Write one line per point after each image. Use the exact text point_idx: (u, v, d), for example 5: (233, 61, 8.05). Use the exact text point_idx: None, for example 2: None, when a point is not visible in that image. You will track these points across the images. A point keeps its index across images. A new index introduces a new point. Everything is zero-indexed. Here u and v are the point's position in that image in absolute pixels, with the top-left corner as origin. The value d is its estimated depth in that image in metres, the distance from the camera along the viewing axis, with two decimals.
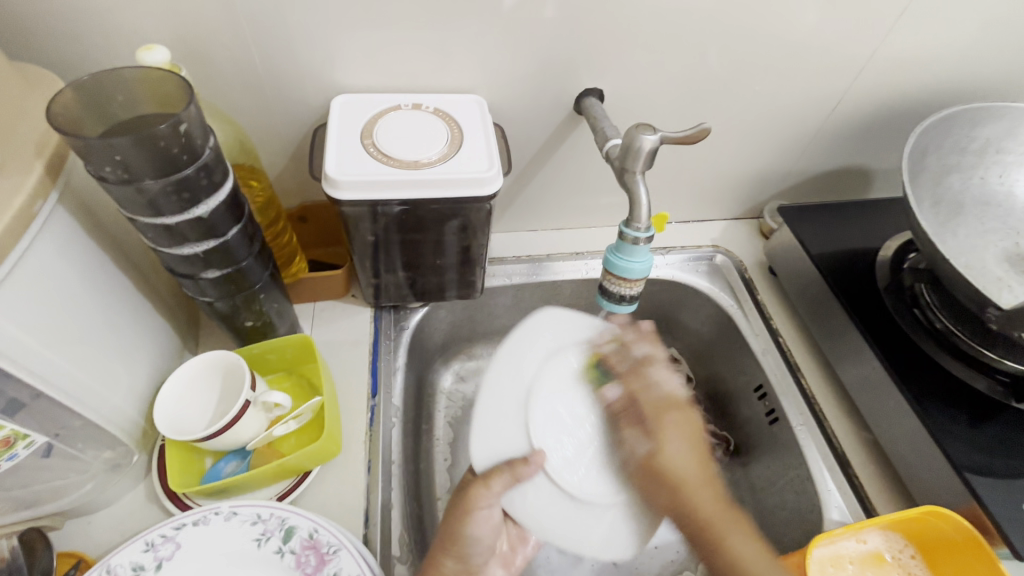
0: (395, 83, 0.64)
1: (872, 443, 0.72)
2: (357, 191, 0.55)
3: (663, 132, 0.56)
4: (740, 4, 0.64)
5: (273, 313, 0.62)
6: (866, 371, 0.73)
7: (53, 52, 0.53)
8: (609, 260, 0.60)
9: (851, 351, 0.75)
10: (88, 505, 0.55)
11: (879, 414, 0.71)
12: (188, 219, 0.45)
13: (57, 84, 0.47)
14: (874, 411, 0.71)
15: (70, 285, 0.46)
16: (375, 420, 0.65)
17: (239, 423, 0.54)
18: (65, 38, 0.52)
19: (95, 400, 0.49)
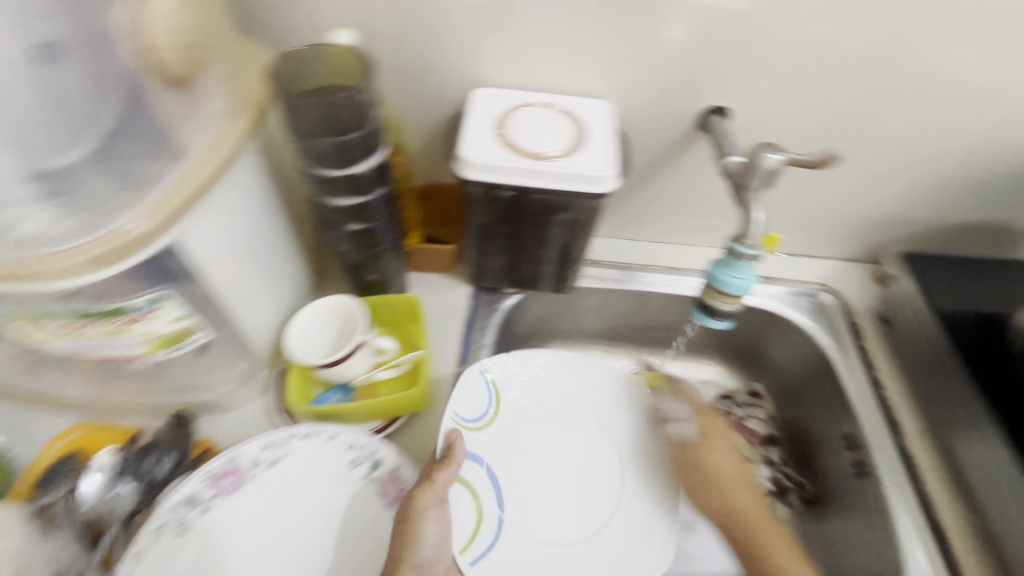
0: (530, 81, 0.69)
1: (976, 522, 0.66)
2: (485, 173, 0.60)
3: (789, 154, 0.56)
4: (893, 36, 0.62)
5: (391, 272, 0.70)
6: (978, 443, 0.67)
7: (260, 28, 0.64)
8: (712, 274, 0.60)
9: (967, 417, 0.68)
10: (221, 406, 0.65)
11: (991, 491, 0.64)
12: (347, 176, 0.53)
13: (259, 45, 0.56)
14: (986, 487, 0.65)
15: (251, 219, 0.56)
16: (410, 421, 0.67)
17: (349, 360, 0.62)
18: (270, 18, 0.63)
19: (245, 316, 0.58)
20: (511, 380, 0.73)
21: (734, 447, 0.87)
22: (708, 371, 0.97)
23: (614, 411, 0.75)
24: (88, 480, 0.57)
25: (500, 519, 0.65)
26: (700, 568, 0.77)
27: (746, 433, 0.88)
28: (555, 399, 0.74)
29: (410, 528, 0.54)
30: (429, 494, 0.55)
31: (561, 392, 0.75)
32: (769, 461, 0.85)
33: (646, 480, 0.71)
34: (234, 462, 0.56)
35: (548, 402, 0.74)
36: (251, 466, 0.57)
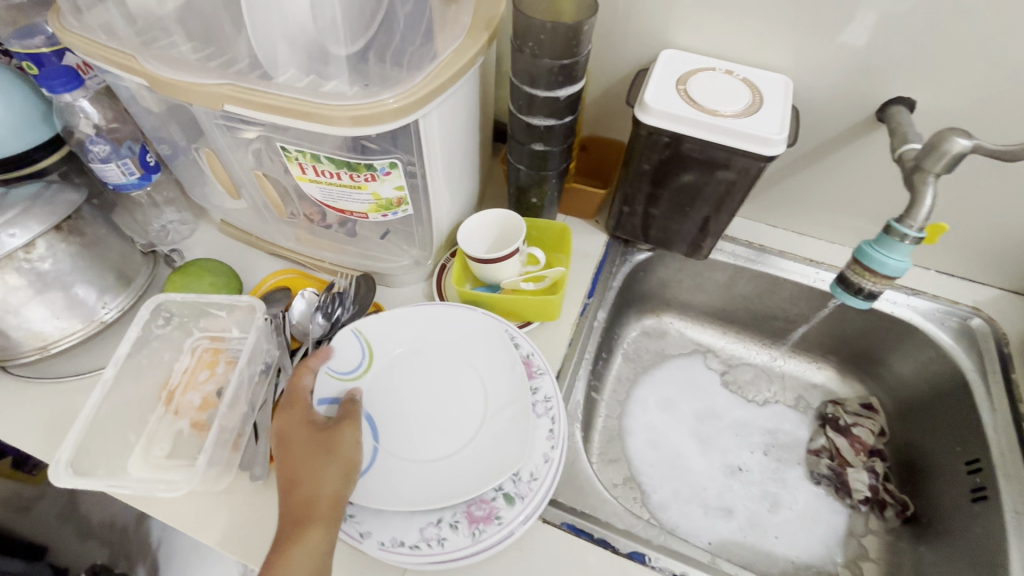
0: (715, 49, 0.74)
1: None
2: (660, 119, 0.66)
3: (980, 143, 0.56)
4: None
5: (550, 200, 0.79)
6: None
7: None
8: (863, 250, 0.62)
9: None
10: (394, 280, 0.79)
11: None
12: (549, 97, 0.63)
13: None
14: None
15: (460, 126, 0.67)
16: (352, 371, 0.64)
17: (505, 261, 0.71)
18: None
19: (435, 207, 0.70)
20: (398, 340, 0.68)
21: (831, 447, 0.87)
22: (820, 374, 0.96)
23: (501, 368, 0.65)
24: (296, 304, 0.73)
25: (375, 451, 0.59)
26: (774, 546, 0.80)
27: (850, 438, 0.87)
28: (424, 349, 0.68)
29: (303, 436, 0.53)
30: (349, 431, 0.54)
31: (465, 351, 0.67)
32: (872, 470, 0.84)
33: (512, 418, 0.60)
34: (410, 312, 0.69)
35: (427, 355, 0.67)
36: (418, 318, 0.69)
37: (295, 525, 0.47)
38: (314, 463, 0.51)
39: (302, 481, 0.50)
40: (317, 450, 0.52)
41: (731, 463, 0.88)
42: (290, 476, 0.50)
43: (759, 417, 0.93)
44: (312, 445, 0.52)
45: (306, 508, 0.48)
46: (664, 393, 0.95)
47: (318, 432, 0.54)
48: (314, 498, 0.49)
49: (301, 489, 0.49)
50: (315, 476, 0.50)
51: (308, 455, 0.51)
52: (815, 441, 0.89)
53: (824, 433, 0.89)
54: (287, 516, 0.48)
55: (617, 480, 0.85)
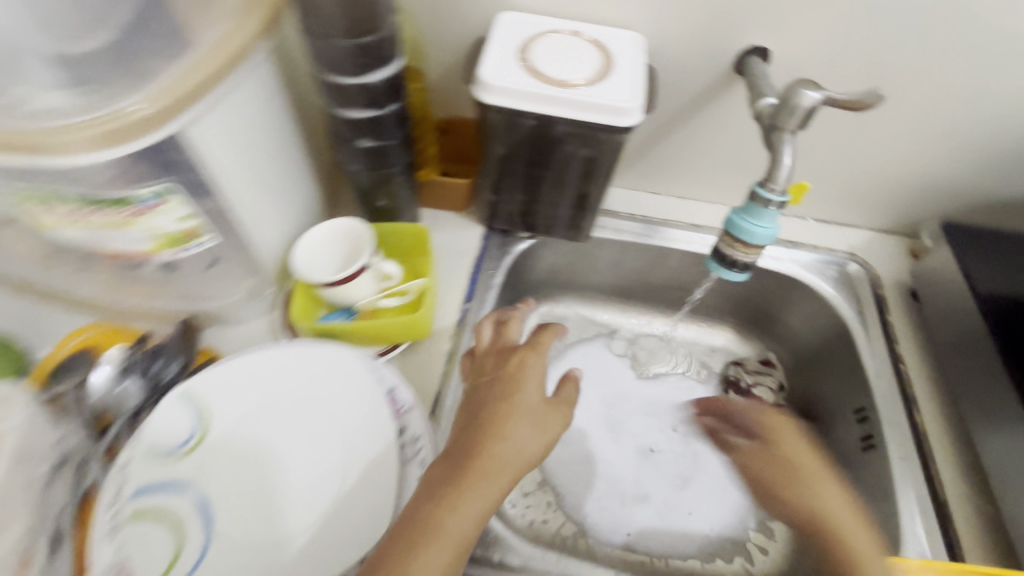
0: (559, 7, 0.66)
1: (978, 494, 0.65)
2: (505, 98, 0.58)
3: (830, 93, 0.51)
4: None
5: (399, 199, 0.68)
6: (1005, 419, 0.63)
7: None
8: (732, 221, 0.58)
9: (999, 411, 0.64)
10: (230, 318, 0.66)
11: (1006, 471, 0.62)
12: (358, 84, 0.51)
13: None
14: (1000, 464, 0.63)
15: (258, 128, 0.54)
16: (184, 446, 0.53)
17: (356, 281, 0.62)
18: None
19: (247, 229, 0.58)
20: (238, 392, 0.56)
21: None
22: (719, 337, 0.95)
23: (362, 413, 0.56)
24: (98, 373, 0.58)
25: (209, 539, 0.50)
26: (688, 523, 0.78)
27: (752, 400, 0.86)
28: (272, 399, 0.56)
29: (522, 383, 0.58)
30: (536, 374, 0.60)
31: (321, 397, 0.57)
32: None
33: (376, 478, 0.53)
34: (243, 360, 0.57)
35: (279, 406, 0.56)
36: (256, 366, 0.57)
37: (505, 466, 0.50)
38: (517, 423, 0.54)
39: (504, 427, 0.53)
40: (524, 412, 0.55)
41: (641, 443, 0.85)
42: (496, 416, 0.54)
43: (666, 391, 0.90)
44: (526, 407, 0.56)
45: (513, 457, 0.51)
46: (570, 382, 0.90)
47: (543, 402, 0.57)
48: (508, 451, 0.51)
49: (507, 436, 0.52)
50: (521, 433, 0.53)
51: (520, 410, 0.55)
52: (721, 407, 0.87)
53: (728, 399, 0.88)
54: (488, 445, 0.51)
55: (528, 489, 0.79)
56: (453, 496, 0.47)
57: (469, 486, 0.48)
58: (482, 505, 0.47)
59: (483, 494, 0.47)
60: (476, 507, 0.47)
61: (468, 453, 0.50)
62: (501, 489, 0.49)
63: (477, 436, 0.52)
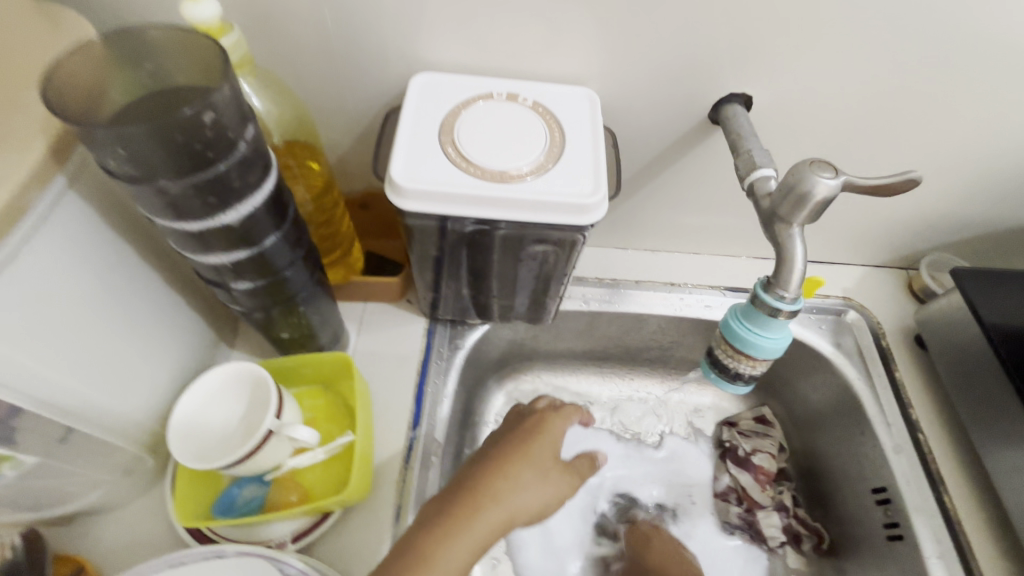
0: (492, 63, 0.52)
1: None
2: (427, 203, 0.44)
3: (845, 175, 0.40)
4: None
5: (314, 324, 0.54)
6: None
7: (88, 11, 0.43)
8: (731, 328, 0.46)
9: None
10: (97, 509, 0.49)
11: None
12: (214, 227, 0.36)
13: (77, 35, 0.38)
14: None
15: (78, 282, 0.38)
16: None
17: (259, 456, 0.46)
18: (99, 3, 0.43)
19: (95, 411, 0.42)
20: None
21: (737, 490, 0.72)
22: (705, 396, 0.81)
23: None
24: None
25: None
26: None
27: (753, 471, 0.73)
28: None
29: (541, 433, 0.51)
30: (557, 429, 0.52)
31: None
32: (781, 506, 0.71)
33: None
34: None
35: None
36: None
37: (494, 519, 0.44)
38: (525, 474, 0.47)
39: (507, 482, 0.46)
40: (535, 467, 0.48)
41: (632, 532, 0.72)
42: (505, 465, 0.47)
43: (656, 469, 0.75)
44: (537, 459, 0.49)
45: (504, 512, 0.45)
46: None
47: (555, 462, 0.50)
48: (500, 512, 0.45)
49: (504, 499, 0.45)
50: (520, 494, 0.46)
51: (531, 466, 0.48)
52: (719, 481, 0.74)
53: (724, 471, 0.74)
54: (482, 493, 0.45)
55: None
56: (432, 539, 0.42)
57: (448, 535, 0.42)
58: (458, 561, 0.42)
59: (461, 551, 0.42)
60: (452, 555, 0.42)
61: (458, 498, 0.44)
62: (477, 549, 0.43)
63: (474, 483, 0.46)
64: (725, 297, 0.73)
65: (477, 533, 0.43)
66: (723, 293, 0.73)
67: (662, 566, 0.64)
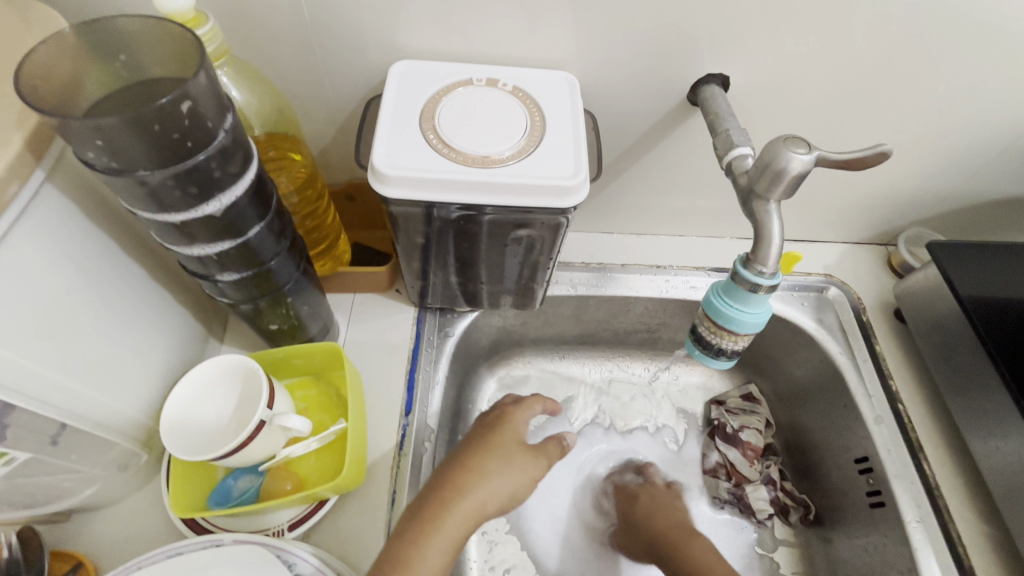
0: (471, 49, 0.52)
1: (1001, 544, 0.59)
2: (410, 190, 0.44)
3: (819, 150, 0.41)
4: None
5: (303, 315, 0.54)
6: (1012, 460, 0.57)
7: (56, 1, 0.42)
8: (713, 306, 0.47)
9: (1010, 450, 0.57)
10: (93, 505, 0.50)
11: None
12: (197, 218, 0.36)
13: (44, 27, 0.37)
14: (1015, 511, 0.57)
15: (62, 278, 0.38)
16: None
17: (252, 446, 0.47)
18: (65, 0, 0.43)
19: (88, 407, 0.42)
20: None
21: (727, 467, 0.73)
22: (694, 375, 0.82)
23: None
24: None
25: None
26: None
27: (742, 447, 0.74)
28: None
29: (503, 425, 0.55)
30: (516, 419, 0.56)
31: None
32: (768, 480, 0.73)
33: None
34: None
35: None
36: None
37: (466, 508, 0.47)
38: (489, 464, 0.50)
39: (472, 474, 0.49)
40: (498, 455, 0.51)
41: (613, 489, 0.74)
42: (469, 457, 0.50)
43: (647, 447, 0.77)
44: (500, 449, 0.52)
45: (475, 503, 0.48)
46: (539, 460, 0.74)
47: (518, 448, 0.53)
48: (472, 500, 0.48)
49: (472, 488, 0.48)
50: (487, 481, 0.49)
51: (494, 455, 0.51)
52: (708, 458, 0.75)
53: (714, 450, 0.75)
54: (450, 489, 0.48)
55: None
56: (411, 543, 0.44)
57: (424, 531, 0.45)
58: (441, 554, 0.45)
59: (441, 542, 0.45)
60: (435, 550, 0.45)
61: (429, 498, 0.48)
62: (456, 539, 0.46)
63: (443, 481, 0.49)
64: (709, 278, 0.74)
65: (453, 523, 0.46)
66: (708, 273, 0.74)
67: (651, 515, 0.68)
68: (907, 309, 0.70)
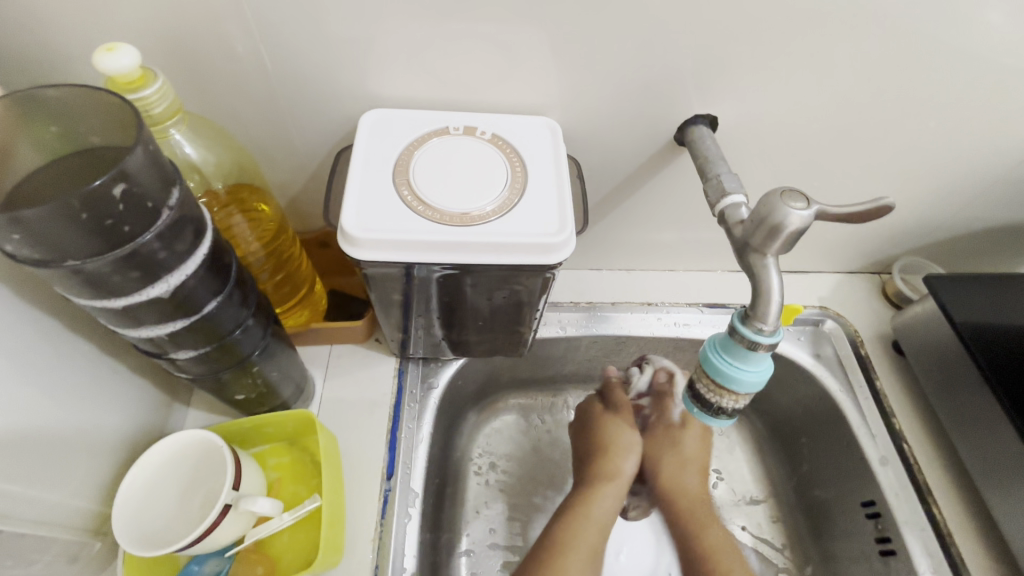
0: (447, 95, 0.49)
1: None
2: (382, 251, 0.41)
3: (817, 203, 0.39)
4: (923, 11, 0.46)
5: (272, 381, 0.50)
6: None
7: None
8: (711, 362, 0.44)
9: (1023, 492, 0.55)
10: None
11: None
12: (141, 302, 0.33)
13: None
14: None
15: None
16: None
17: (215, 535, 0.42)
18: None
19: (23, 505, 0.37)
20: None
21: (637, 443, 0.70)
22: None
23: None
24: None
25: None
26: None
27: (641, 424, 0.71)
28: None
29: (611, 456, 0.69)
30: (624, 437, 0.70)
31: None
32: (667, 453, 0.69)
33: None
34: None
35: None
36: None
37: (592, 527, 0.64)
38: (605, 490, 0.67)
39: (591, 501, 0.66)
40: (613, 483, 0.67)
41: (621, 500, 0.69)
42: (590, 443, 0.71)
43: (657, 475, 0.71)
44: (614, 476, 0.68)
45: (598, 521, 0.65)
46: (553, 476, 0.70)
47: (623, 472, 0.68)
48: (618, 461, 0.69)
49: (593, 511, 0.65)
50: (600, 501, 0.66)
51: (608, 482, 0.67)
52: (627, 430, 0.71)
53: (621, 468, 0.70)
54: (579, 513, 0.65)
55: None
56: (559, 558, 0.60)
57: (560, 540, 0.62)
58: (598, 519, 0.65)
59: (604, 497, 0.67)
60: (574, 562, 0.61)
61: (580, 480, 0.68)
62: (593, 549, 0.63)
63: (575, 501, 0.66)
64: (702, 314, 0.72)
65: (603, 494, 0.67)
66: (701, 309, 0.72)
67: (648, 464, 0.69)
68: (906, 342, 0.68)
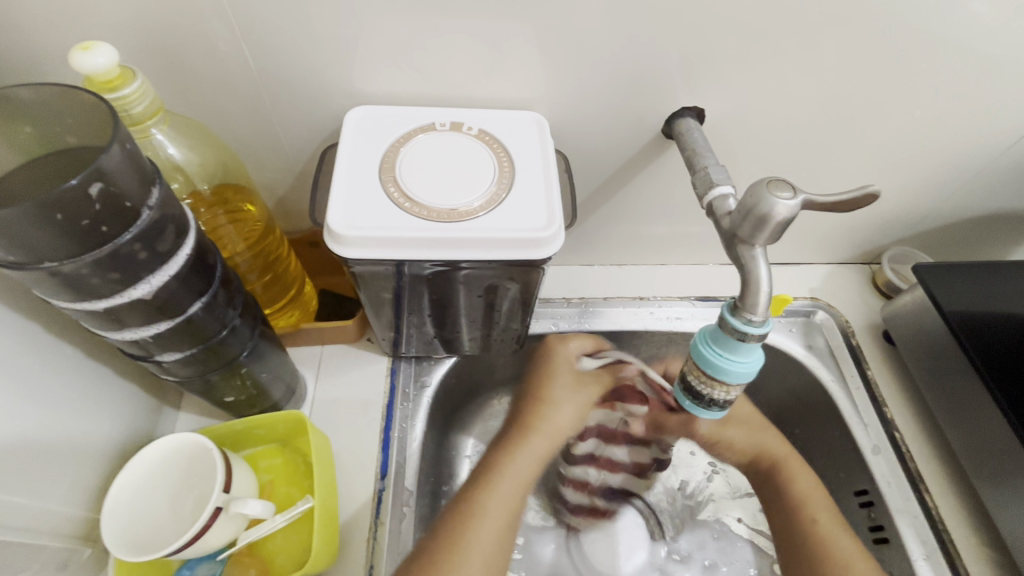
0: (434, 92, 0.49)
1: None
2: (369, 249, 0.41)
3: (803, 193, 0.39)
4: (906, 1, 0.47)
5: (262, 382, 0.50)
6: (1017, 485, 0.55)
7: None
8: (702, 354, 0.44)
9: (1013, 477, 0.55)
10: None
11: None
12: (123, 303, 0.32)
13: None
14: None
15: None
16: None
17: (207, 538, 0.42)
18: None
19: (11, 513, 0.37)
20: None
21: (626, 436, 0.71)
22: None
23: None
24: None
25: None
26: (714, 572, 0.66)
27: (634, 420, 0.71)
28: None
29: (544, 407, 0.69)
30: (560, 356, 0.69)
31: None
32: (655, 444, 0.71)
33: None
34: None
35: None
36: None
37: (539, 434, 0.68)
38: (557, 395, 0.70)
39: (544, 404, 0.69)
40: (558, 386, 0.69)
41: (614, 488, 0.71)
42: (524, 414, 0.69)
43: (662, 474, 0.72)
44: (558, 379, 0.70)
45: (547, 426, 0.69)
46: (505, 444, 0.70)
47: (572, 377, 0.69)
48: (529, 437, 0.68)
49: (542, 419, 0.69)
50: (557, 409, 0.69)
51: (556, 387, 0.70)
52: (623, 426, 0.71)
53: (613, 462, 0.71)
54: (529, 424, 0.69)
55: None
56: (500, 458, 0.66)
57: (507, 454, 0.66)
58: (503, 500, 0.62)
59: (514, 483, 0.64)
60: (513, 465, 0.66)
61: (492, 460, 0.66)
62: (539, 455, 0.67)
63: (523, 410, 0.70)
64: (695, 307, 0.72)
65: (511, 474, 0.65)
66: (693, 303, 0.72)
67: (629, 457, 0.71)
68: (897, 331, 0.68)
